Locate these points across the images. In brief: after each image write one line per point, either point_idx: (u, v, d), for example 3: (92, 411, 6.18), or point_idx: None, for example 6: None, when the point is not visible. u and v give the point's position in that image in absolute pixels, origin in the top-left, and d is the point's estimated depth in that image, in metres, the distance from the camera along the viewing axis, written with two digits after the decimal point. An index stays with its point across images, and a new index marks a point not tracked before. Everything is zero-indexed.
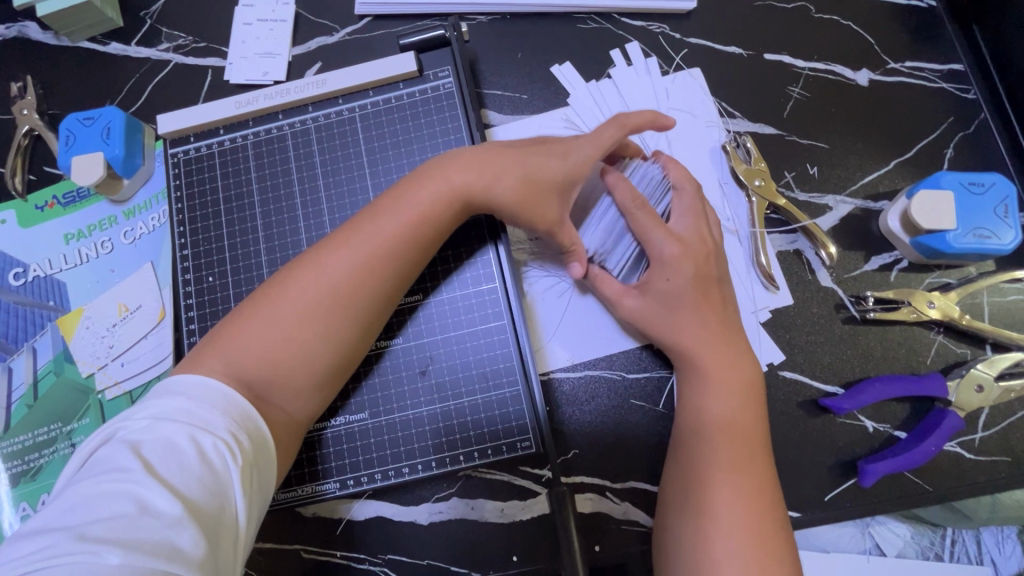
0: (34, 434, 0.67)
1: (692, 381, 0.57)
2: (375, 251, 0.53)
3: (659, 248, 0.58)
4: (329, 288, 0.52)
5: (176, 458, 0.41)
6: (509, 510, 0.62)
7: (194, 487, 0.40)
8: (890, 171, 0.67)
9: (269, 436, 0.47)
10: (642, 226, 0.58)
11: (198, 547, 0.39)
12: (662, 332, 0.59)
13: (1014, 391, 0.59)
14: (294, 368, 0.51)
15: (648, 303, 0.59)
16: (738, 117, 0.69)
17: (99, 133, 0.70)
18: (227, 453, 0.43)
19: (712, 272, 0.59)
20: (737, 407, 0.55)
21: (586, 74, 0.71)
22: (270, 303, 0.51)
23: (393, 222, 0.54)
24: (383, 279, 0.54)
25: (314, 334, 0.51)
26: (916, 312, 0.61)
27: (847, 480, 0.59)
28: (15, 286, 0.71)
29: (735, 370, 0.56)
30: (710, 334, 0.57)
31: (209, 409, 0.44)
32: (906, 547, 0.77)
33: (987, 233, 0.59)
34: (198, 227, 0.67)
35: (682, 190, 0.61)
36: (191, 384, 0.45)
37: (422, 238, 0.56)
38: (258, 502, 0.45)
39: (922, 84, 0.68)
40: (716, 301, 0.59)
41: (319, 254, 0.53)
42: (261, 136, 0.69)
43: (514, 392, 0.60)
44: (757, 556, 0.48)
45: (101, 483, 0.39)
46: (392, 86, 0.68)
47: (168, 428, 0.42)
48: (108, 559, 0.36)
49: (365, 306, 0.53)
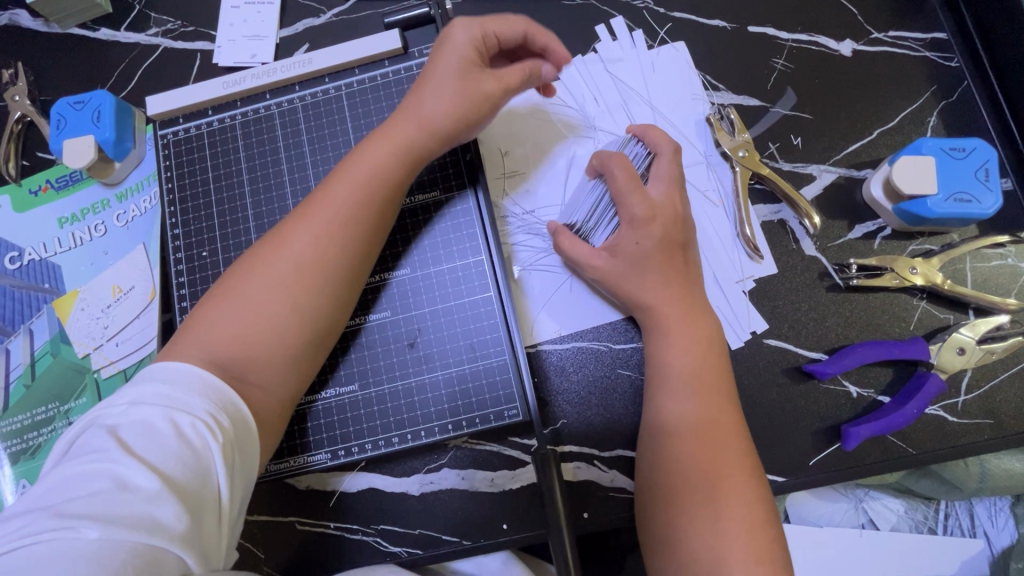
0: (32, 414, 0.68)
1: (654, 339, 0.59)
2: (331, 214, 0.54)
3: (631, 209, 0.60)
4: (288, 258, 0.52)
5: (153, 439, 0.42)
6: (499, 480, 0.63)
7: (174, 465, 0.41)
8: (873, 141, 0.67)
9: (251, 416, 0.48)
10: (620, 186, 0.60)
11: (179, 521, 0.40)
12: (629, 292, 0.60)
13: (996, 353, 0.60)
14: (268, 344, 0.50)
15: (616, 264, 0.60)
16: (723, 90, 0.69)
17: (90, 116, 0.71)
18: (206, 434, 0.43)
19: (678, 237, 0.60)
20: (698, 359, 0.56)
21: (571, 50, 0.71)
22: (236, 286, 0.52)
23: (345, 183, 0.55)
24: (345, 245, 0.54)
25: (280, 305, 0.51)
26: (899, 278, 0.62)
27: (831, 445, 0.60)
28: (11, 269, 0.72)
29: (694, 326, 0.58)
30: (674, 294, 0.58)
31: (187, 390, 0.45)
32: (900, 522, 0.79)
33: (969, 197, 0.60)
34: (188, 206, 0.68)
35: (660, 154, 0.62)
36: (170, 368, 0.46)
37: (374, 191, 0.55)
38: (242, 478, 0.46)
39: (905, 53, 0.69)
40: (680, 266, 0.60)
41: (280, 234, 0.54)
42: (249, 115, 0.69)
43: (501, 361, 0.61)
44: (736, 516, 0.50)
45: (81, 464, 0.41)
46: (378, 64, 0.69)
47: (145, 410, 0.43)
48: (87, 535, 0.37)
49: (330, 268, 0.53)
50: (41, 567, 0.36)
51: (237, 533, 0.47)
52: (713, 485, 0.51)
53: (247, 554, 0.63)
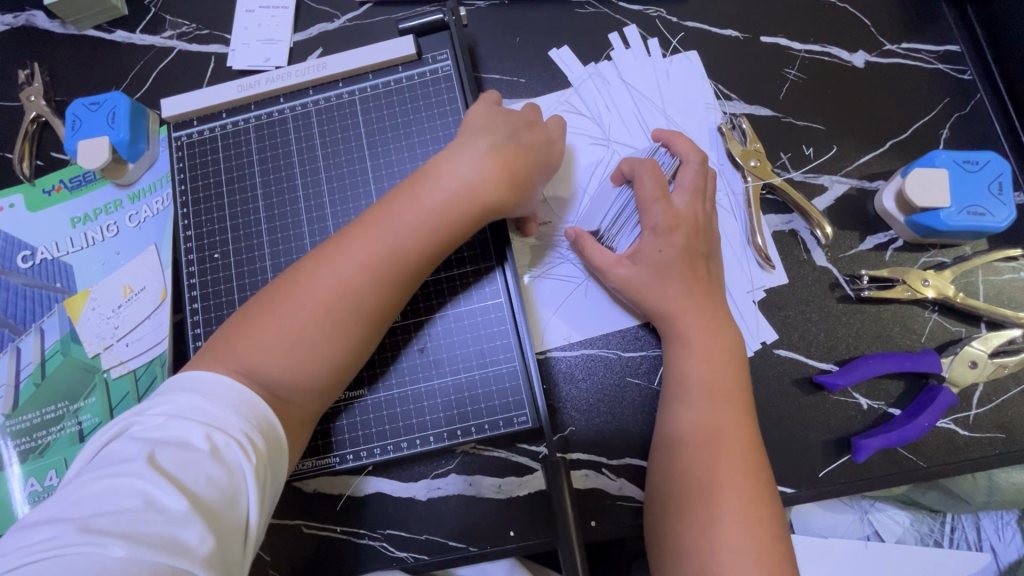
0: (42, 412, 0.69)
1: (675, 348, 0.59)
2: (387, 247, 0.53)
3: (654, 218, 0.59)
4: (345, 291, 0.51)
5: (186, 457, 0.42)
6: (507, 486, 0.63)
7: (204, 484, 0.41)
8: (884, 153, 0.67)
9: (283, 436, 0.48)
10: (646, 193, 0.60)
11: (203, 543, 0.40)
12: (650, 299, 0.59)
13: (1008, 367, 0.60)
14: (322, 378, 0.51)
15: (639, 271, 0.60)
16: (735, 100, 0.69)
17: (105, 117, 0.71)
18: (241, 454, 0.44)
19: (701, 247, 0.60)
20: (716, 370, 0.56)
21: (585, 58, 0.72)
22: (291, 310, 0.51)
23: (407, 217, 0.54)
24: (395, 278, 0.53)
25: (340, 345, 0.52)
26: (910, 290, 0.62)
27: (841, 457, 0.60)
28: (23, 268, 0.73)
29: (714, 335, 0.58)
30: (695, 302, 0.58)
31: (226, 408, 0.45)
32: (905, 534, 0.78)
33: (982, 211, 0.60)
34: (201, 208, 0.69)
35: (687, 162, 0.62)
36: (210, 381, 0.46)
37: (440, 255, 0.56)
38: (269, 499, 0.46)
39: (918, 65, 0.69)
40: (702, 275, 0.59)
41: (332, 251, 0.53)
42: (263, 119, 0.70)
43: (511, 368, 0.61)
44: (750, 528, 0.50)
45: (110, 479, 0.41)
46: (392, 69, 0.69)
47: (182, 428, 0.43)
48: (111, 552, 0.37)
49: (390, 314, 0.54)
50: None
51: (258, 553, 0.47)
52: (725, 497, 0.51)
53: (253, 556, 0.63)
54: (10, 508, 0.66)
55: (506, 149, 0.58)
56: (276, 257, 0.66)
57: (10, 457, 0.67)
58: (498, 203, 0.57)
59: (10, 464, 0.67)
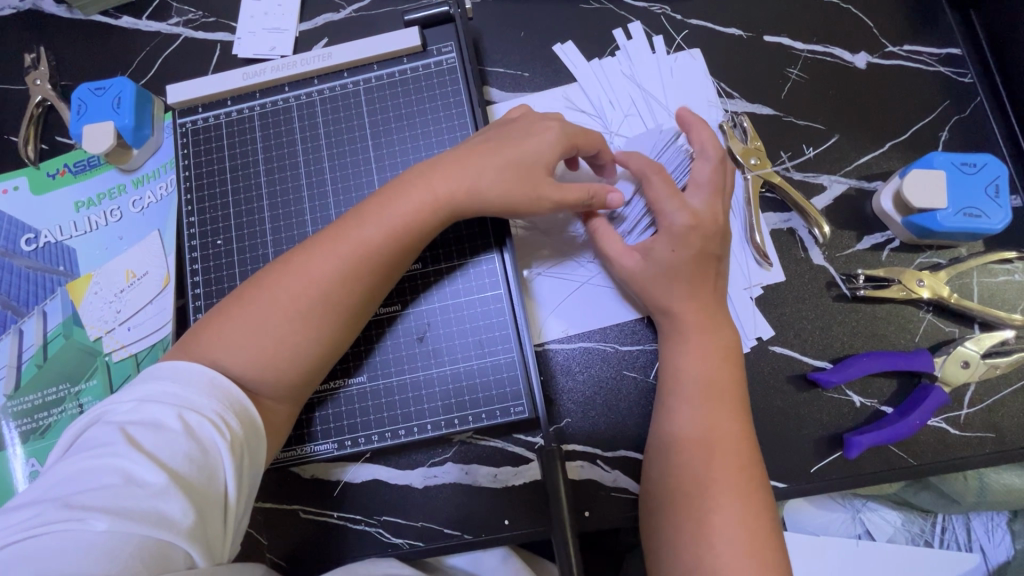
0: (43, 394, 0.69)
1: (675, 345, 0.59)
2: (357, 251, 0.53)
3: (669, 218, 0.59)
4: (320, 293, 0.52)
5: (161, 436, 0.43)
6: (502, 476, 0.64)
7: (181, 461, 0.43)
8: (883, 154, 0.68)
9: (259, 417, 0.49)
10: (657, 191, 0.60)
11: (186, 516, 0.41)
12: (650, 293, 0.60)
13: (1000, 368, 0.61)
14: (286, 367, 0.51)
15: (644, 266, 0.60)
16: (736, 98, 0.69)
17: (110, 102, 0.72)
18: (216, 433, 0.45)
19: (713, 250, 0.59)
20: (714, 365, 0.57)
21: (588, 53, 0.72)
22: (255, 302, 0.52)
23: (378, 223, 0.54)
24: (370, 279, 0.54)
25: (303, 333, 0.52)
26: (906, 290, 0.62)
27: (833, 453, 0.61)
28: (26, 251, 0.73)
29: (712, 333, 0.58)
30: (693, 295, 0.59)
31: (195, 389, 0.46)
32: (895, 534, 0.80)
33: (977, 212, 0.60)
34: (205, 194, 0.69)
35: (705, 158, 0.61)
36: (180, 366, 0.47)
37: (407, 248, 0.56)
38: (249, 476, 0.47)
39: (919, 67, 0.69)
40: (711, 278, 0.60)
41: (304, 257, 0.53)
42: (267, 107, 0.70)
43: (509, 358, 0.62)
44: (742, 520, 0.50)
45: (89, 459, 0.42)
46: (397, 60, 0.70)
47: (155, 409, 0.44)
48: (96, 526, 0.39)
49: (356, 307, 0.54)
50: (50, 556, 0.37)
51: (241, 527, 0.49)
52: (717, 490, 0.52)
53: (250, 540, 0.64)
54: (12, 488, 0.67)
55: (484, 145, 0.58)
56: (278, 244, 0.67)
57: (11, 438, 0.68)
58: (467, 184, 0.56)
59: (11, 444, 0.68)
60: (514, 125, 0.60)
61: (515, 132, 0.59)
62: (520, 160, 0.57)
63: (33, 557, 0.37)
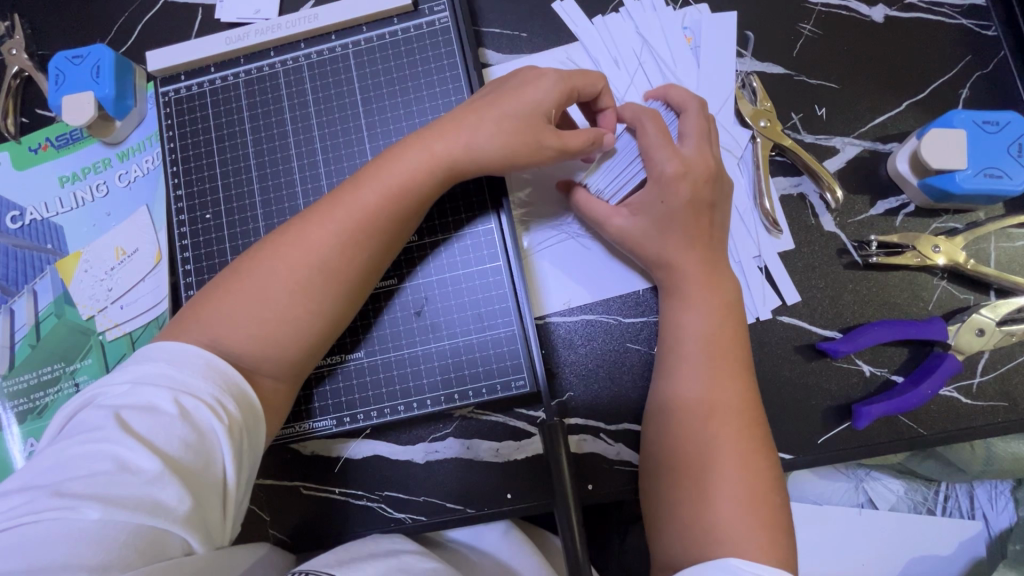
0: (39, 373, 0.68)
1: (674, 308, 0.57)
2: (353, 220, 0.51)
3: (660, 165, 0.56)
4: (316, 264, 0.50)
5: (156, 421, 0.42)
6: (504, 450, 0.63)
7: (176, 446, 0.42)
8: (900, 113, 0.64)
9: (257, 401, 0.47)
10: (650, 141, 0.57)
11: (182, 503, 0.40)
12: (650, 251, 0.58)
13: (1016, 335, 0.59)
14: (289, 344, 0.50)
15: (640, 227, 0.58)
16: (747, 57, 0.66)
17: (88, 71, 0.68)
18: (212, 417, 0.43)
19: (706, 197, 0.57)
20: (714, 327, 0.55)
21: (590, 11, 0.68)
22: (254, 274, 0.50)
23: (374, 190, 0.52)
24: (368, 248, 0.52)
25: (305, 307, 0.50)
26: (920, 257, 0.60)
27: (842, 424, 0.59)
28: (12, 229, 0.71)
29: (709, 294, 0.56)
30: (696, 259, 0.57)
31: (190, 372, 0.44)
32: (899, 503, 0.78)
33: (999, 173, 0.57)
34: (191, 166, 0.67)
35: (693, 109, 0.59)
36: (173, 348, 0.46)
37: (405, 213, 0.54)
38: (249, 460, 0.46)
39: (940, 20, 0.65)
40: (706, 227, 0.57)
41: (301, 227, 0.52)
42: (253, 73, 0.67)
43: (509, 332, 0.60)
44: (750, 494, 0.49)
45: (80, 444, 0.41)
46: (387, 21, 0.66)
47: (149, 393, 0.43)
48: (88, 515, 0.38)
49: (357, 277, 0.52)
50: (40, 545, 0.37)
51: (242, 510, 0.48)
52: (722, 457, 0.50)
53: (253, 516, 0.64)
54: (12, 467, 0.66)
55: (480, 103, 0.55)
56: (269, 218, 0.65)
57: (8, 419, 0.67)
58: (461, 145, 0.54)
59: (8, 425, 0.67)
60: (511, 79, 0.57)
61: (513, 84, 0.56)
62: (521, 109, 0.54)
63: (23, 546, 0.36)
